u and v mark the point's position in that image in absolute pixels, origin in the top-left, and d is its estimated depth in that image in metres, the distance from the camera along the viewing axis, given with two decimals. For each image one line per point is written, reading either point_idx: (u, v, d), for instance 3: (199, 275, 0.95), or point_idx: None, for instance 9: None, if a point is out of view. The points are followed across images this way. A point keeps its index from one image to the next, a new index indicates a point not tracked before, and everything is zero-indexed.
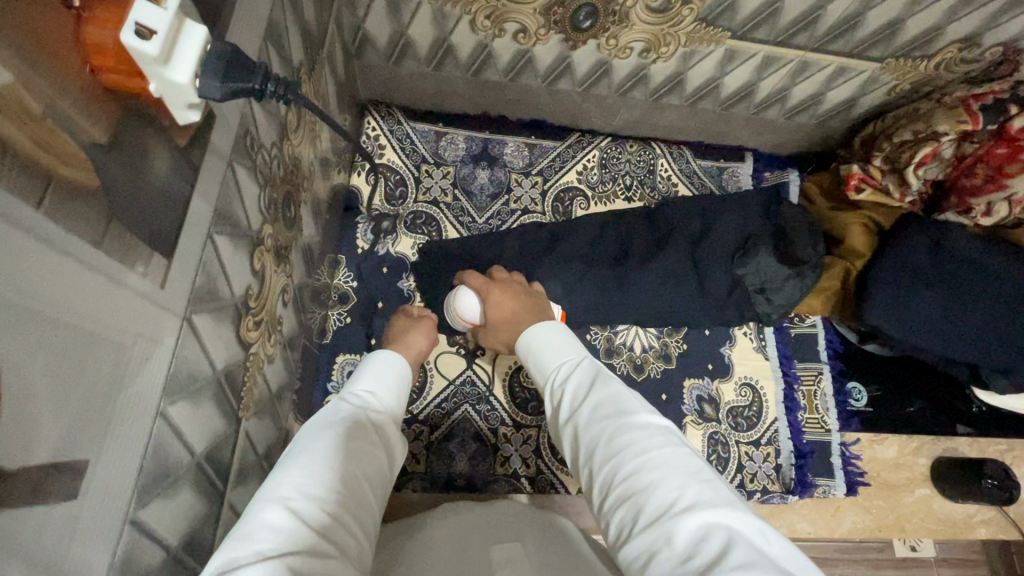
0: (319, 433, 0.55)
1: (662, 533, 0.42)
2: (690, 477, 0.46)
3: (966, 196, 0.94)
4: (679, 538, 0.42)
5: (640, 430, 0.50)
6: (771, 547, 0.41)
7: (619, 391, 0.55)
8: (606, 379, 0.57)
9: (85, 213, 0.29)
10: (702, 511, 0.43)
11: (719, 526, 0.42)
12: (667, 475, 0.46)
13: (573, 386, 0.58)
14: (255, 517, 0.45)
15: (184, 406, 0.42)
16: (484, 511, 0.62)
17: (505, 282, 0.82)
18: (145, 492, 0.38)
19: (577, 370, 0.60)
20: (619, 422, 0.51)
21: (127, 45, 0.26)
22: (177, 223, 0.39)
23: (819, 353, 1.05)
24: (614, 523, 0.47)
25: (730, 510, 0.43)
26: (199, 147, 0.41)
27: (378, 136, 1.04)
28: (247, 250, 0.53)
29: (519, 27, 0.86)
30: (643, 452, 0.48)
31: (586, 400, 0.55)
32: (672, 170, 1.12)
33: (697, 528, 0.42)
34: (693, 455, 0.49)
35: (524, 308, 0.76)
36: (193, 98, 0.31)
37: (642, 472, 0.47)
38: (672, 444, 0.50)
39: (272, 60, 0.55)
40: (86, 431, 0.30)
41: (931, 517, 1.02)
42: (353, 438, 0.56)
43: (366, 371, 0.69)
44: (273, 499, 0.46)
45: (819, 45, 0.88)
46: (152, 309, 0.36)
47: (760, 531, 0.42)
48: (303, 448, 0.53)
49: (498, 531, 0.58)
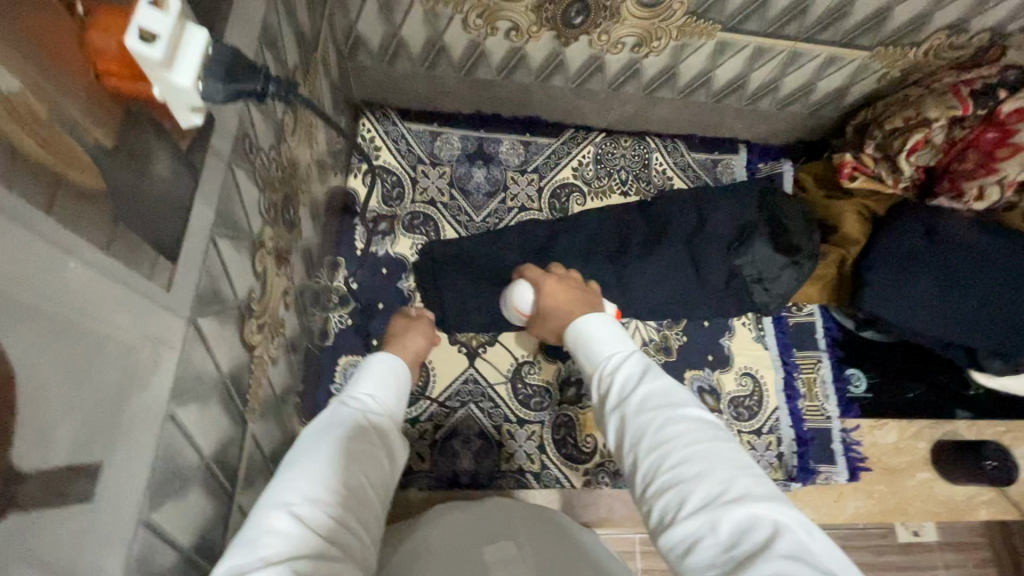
0: (323, 438, 0.55)
1: (708, 522, 0.43)
2: (736, 470, 0.46)
3: (959, 180, 0.94)
4: (726, 528, 0.42)
5: (688, 422, 0.50)
6: (815, 543, 0.41)
7: (668, 382, 0.55)
8: (654, 369, 0.57)
9: (92, 217, 0.29)
10: (749, 506, 0.43)
11: (767, 521, 0.42)
12: (716, 466, 0.46)
13: (620, 373, 0.58)
14: (257, 522, 0.45)
15: (192, 408, 0.43)
16: (484, 506, 0.63)
17: (562, 276, 0.82)
18: (157, 494, 0.38)
19: (624, 359, 0.59)
20: (669, 413, 0.51)
21: (131, 50, 0.26)
22: (181, 227, 0.39)
23: (818, 341, 1.06)
24: (654, 510, 0.47)
25: (776, 504, 0.43)
26: (199, 150, 0.41)
27: (373, 137, 1.04)
28: (249, 253, 0.53)
29: (511, 24, 0.86)
30: (692, 443, 0.48)
31: (635, 388, 0.55)
32: (666, 164, 1.13)
33: (745, 520, 0.42)
34: (739, 448, 0.49)
35: (574, 301, 0.75)
36: (196, 101, 0.31)
37: (690, 462, 0.47)
38: (719, 437, 0.49)
39: (268, 63, 0.55)
40: (99, 434, 0.31)
41: (932, 500, 1.02)
42: (355, 444, 0.56)
43: (365, 374, 0.69)
44: (275, 504, 0.47)
45: (808, 35, 0.89)
46: (159, 311, 0.36)
47: (805, 527, 0.42)
48: (305, 452, 0.53)
49: (493, 529, 0.59)
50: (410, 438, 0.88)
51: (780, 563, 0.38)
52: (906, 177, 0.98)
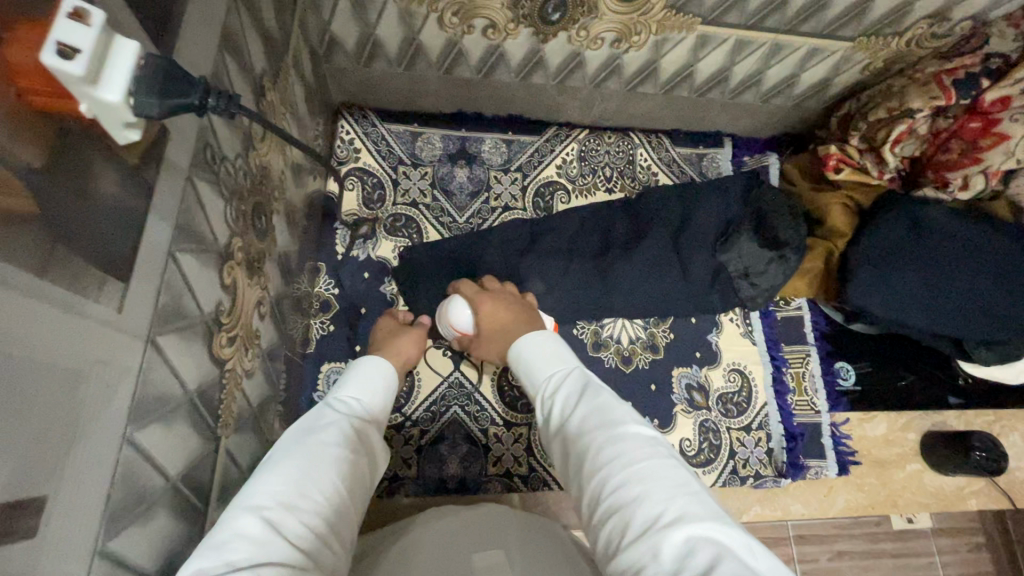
0: (297, 441, 0.55)
1: (650, 545, 0.45)
2: (676, 490, 0.49)
3: (942, 171, 0.94)
4: (669, 549, 0.44)
5: (628, 441, 0.53)
6: (756, 562, 0.43)
7: (608, 400, 0.58)
8: (595, 387, 0.61)
9: (23, 242, 0.28)
10: (688, 525, 0.45)
11: (705, 541, 0.44)
12: (655, 487, 0.49)
13: (567, 394, 0.62)
14: (226, 526, 0.45)
15: (154, 430, 0.41)
16: (475, 512, 0.63)
17: (499, 293, 0.83)
18: (116, 521, 0.37)
19: (567, 378, 0.64)
20: (609, 433, 0.55)
21: (49, 65, 0.24)
22: (133, 244, 0.38)
23: (807, 335, 1.05)
24: (602, 534, 0.50)
25: (715, 525, 0.46)
26: (152, 165, 0.40)
27: (352, 139, 1.03)
28: (216, 265, 0.52)
29: (488, 22, 0.85)
30: (631, 463, 0.51)
31: (576, 409, 0.59)
32: (651, 159, 1.12)
33: (685, 541, 0.44)
34: (680, 467, 0.52)
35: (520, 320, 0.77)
36: (129, 117, 0.29)
37: (631, 484, 0.50)
38: (659, 455, 0.53)
39: (231, 69, 0.54)
40: (43, 463, 0.30)
41: (922, 491, 1.02)
42: (333, 447, 0.55)
43: (352, 376, 0.69)
44: (247, 507, 0.47)
45: (789, 27, 0.88)
46: (111, 333, 0.35)
47: (746, 548, 0.45)
48: (281, 456, 0.53)
49: (483, 535, 0.58)
50: (395, 444, 0.87)
51: None
52: (891, 167, 0.98)
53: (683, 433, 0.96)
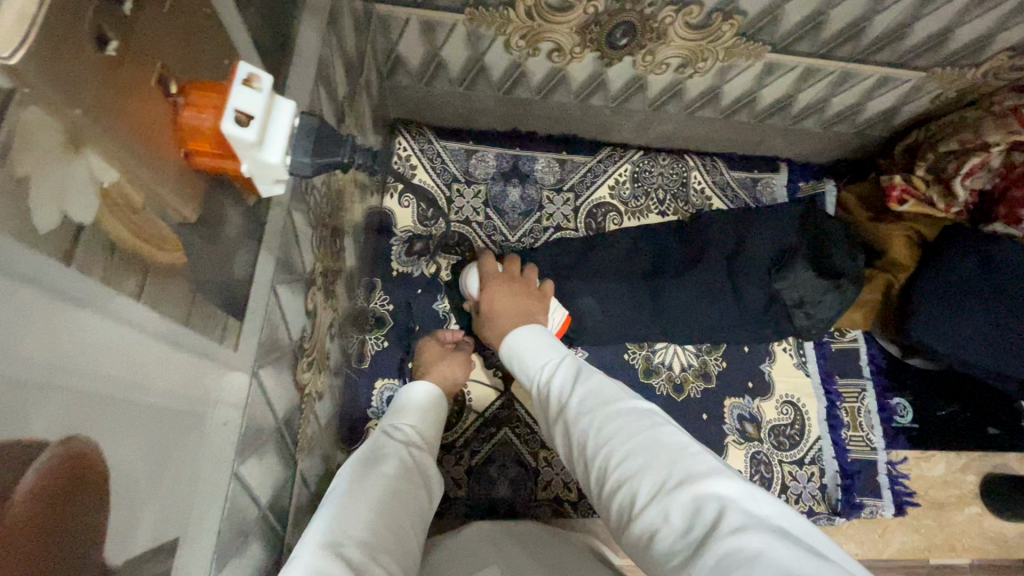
0: (361, 470, 0.57)
1: (660, 509, 0.49)
2: (675, 455, 0.52)
3: (1016, 207, 0.90)
4: (677, 509, 0.48)
5: (624, 416, 0.58)
6: (760, 507, 0.46)
7: (601, 382, 0.63)
8: (587, 371, 0.65)
9: (174, 294, 0.28)
10: (691, 484, 0.49)
11: (709, 495, 0.47)
12: (655, 455, 0.53)
13: (559, 380, 0.66)
14: (305, 560, 0.45)
15: (252, 463, 0.42)
16: (460, 537, 0.66)
17: (510, 279, 0.85)
18: (223, 555, 0.37)
19: (559, 366, 0.68)
20: (602, 412, 0.59)
21: (226, 133, 0.25)
22: (246, 282, 0.38)
23: (862, 368, 1.02)
24: (616, 510, 0.54)
25: (716, 479, 0.49)
26: (264, 202, 0.41)
27: (409, 156, 1.04)
28: (302, 293, 0.52)
29: (554, 45, 0.84)
30: (631, 437, 0.55)
31: (571, 394, 0.63)
32: (705, 183, 1.11)
33: (691, 501, 0.48)
34: (676, 432, 0.55)
35: (516, 312, 0.79)
36: (282, 176, 0.29)
37: (631, 457, 0.54)
38: (654, 425, 0.56)
39: (322, 100, 0.54)
40: (176, 507, 0.30)
41: (981, 536, 0.99)
42: (392, 479, 0.57)
43: (406, 404, 0.71)
44: (322, 543, 0.47)
45: (862, 56, 0.86)
46: (226, 373, 0.36)
47: (750, 496, 0.47)
48: (348, 487, 0.55)
49: (469, 554, 0.62)
50: (446, 463, 0.88)
51: (728, 534, 0.43)
52: (960, 202, 0.95)
53: (733, 465, 0.94)
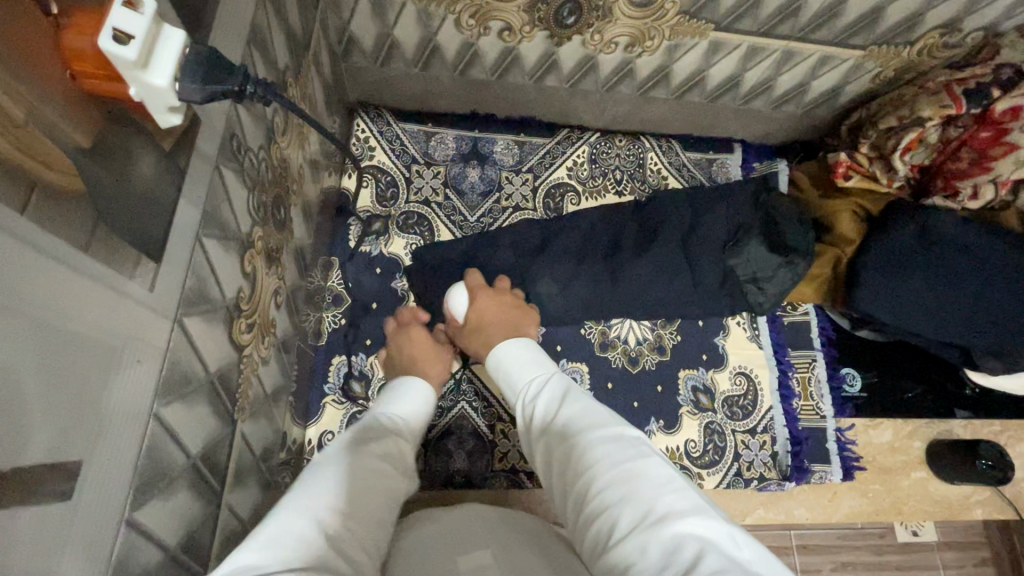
0: (346, 451, 0.57)
1: (637, 542, 0.48)
2: (659, 489, 0.53)
3: (952, 179, 0.95)
4: (655, 545, 0.48)
5: (611, 445, 0.58)
6: (740, 552, 0.47)
7: (590, 408, 0.64)
8: (577, 396, 0.66)
9: (70, 217, 0.30)
10: (673, 521, 0.49)
11: (690, 536, 0.48)
12: (639, 487, 0.53)
13: (548, 401, 0.67)
14: (279, 526, 0.45)
15: (177, 407, 0.42)
16: (450, 515, 0.63)
17: (499, 292, 0.88)
18: (142, 493, 0.38)
19: (549, 387, 0.69)
20: (589, 437, 0.60)
21: (105, 50, 0.27)
22: (164, 226, 0.39)
23: (812, 340, 1.05)
24: (590, 537, 0.53)
25: (698, 520, 0.49)
26: (183, 152, 0.41)
27: (367, 138, 1.04)
28: (237, 253, 0.53)
29: (504, 24, 0.86)
30: (616, 465, 0.55)
31: (559, 416, 0.64)
32: (661, 164, 1.13)
33: (671, 537, 0.48)
34: (662, 465, 0.56)
35: (507, 325, 0.83)
36: (172, 100, 0.32)
37: (615, 486, 0.54)
38: (640, 456, 0.57)
39: (258, 64, 0.55)
40: (79, 430, 0.31)
41: (927, 499, 1.02)
42: (377, 462, 0.58)
43: (394, 398, 0.72)
44: (298, 512, 0.47)
45: (801, 34, 0.89)
46: (144, 312, 0.37)
47: (731, 540, 0.48)
48: (329, 464, 0.55)
49: (463, 539, 0.58)
50: None
51: None
52: (900, 175, 0.99)
53: (687, 435, 0.97)
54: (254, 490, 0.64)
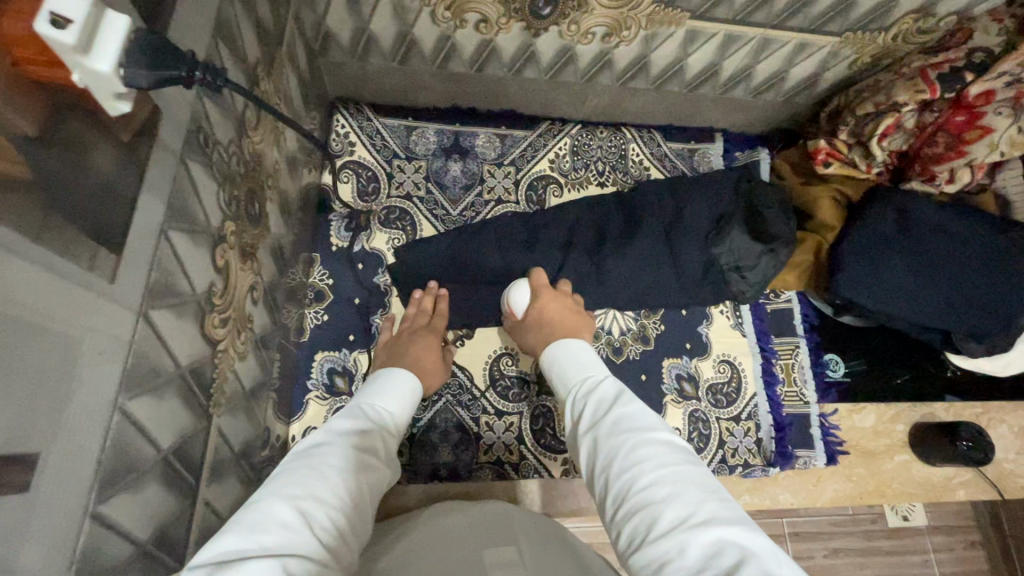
0: (335, 436, 0.56)
1: (676, 542, 0.46)
2: (704, 496, 0.50)
3: (930, 164, 0.97)
4: (695, 548, 0.45)
5: (658, 446, 0.55)
6: (783, 566, 0.44)
7: (637, 408, 0.61)
8: (625, 395, 0.63)
9: (16, 206, 0.29)
10: (717, 528, 0.46)
11: (733, 544, 0.45)
12: (684, 490, 0.50)
13: (595, 394, 0.65)
14: (262, 509, 0.44)
15: (145, 400, 0.42)
16: (473, 511, 0.63)
17: (561, 293, 0.89)
18: (107, 486, 0.38)
19: (597, 383, 0.67)
20: (635, 434, 0.56)
21: (43, 33, 0.28)
22: (125, 218, 0.39)
23: (795, 328, 1.06)
24: (624, 531, 0.51)
25: (744, 531, 0.46)
26: (143, 144, 0.41)
27: (347, 133, 1.04)
28: (208, 247, 0.53)
29: (480, 16, 0.86)
30: (662, 466, 0.52)
31: (605, 412, 0.61)
32: (643, 154, 1.13)
33: (713, 543, 0.45)
34: (709, 475, 0.53)
35: (569, 325, 0.83)
36: (119, 87, 0.33)
37: (660, 485, 0.51)
38: (687, 463, 0.54)
39: (224, 57, 0.55)
40: (36, 420, 0.31)
41: (910, 482, 1.03)
42: (365, 452, 0.57)
43: (382, 385, 0.70)
44: (280, 495, 0.46)
45: (777, 22, 0.89)
46: (104, 304, 0.36)
47: (776, 555, 0.45)
48: (318, 448, 0.54)
49: (486, 537, 0.58)
50: None
51: None
52: (879, 162, 1.00)
53: (672, 423, 0.97)
54: (234, 486, 0.64)
